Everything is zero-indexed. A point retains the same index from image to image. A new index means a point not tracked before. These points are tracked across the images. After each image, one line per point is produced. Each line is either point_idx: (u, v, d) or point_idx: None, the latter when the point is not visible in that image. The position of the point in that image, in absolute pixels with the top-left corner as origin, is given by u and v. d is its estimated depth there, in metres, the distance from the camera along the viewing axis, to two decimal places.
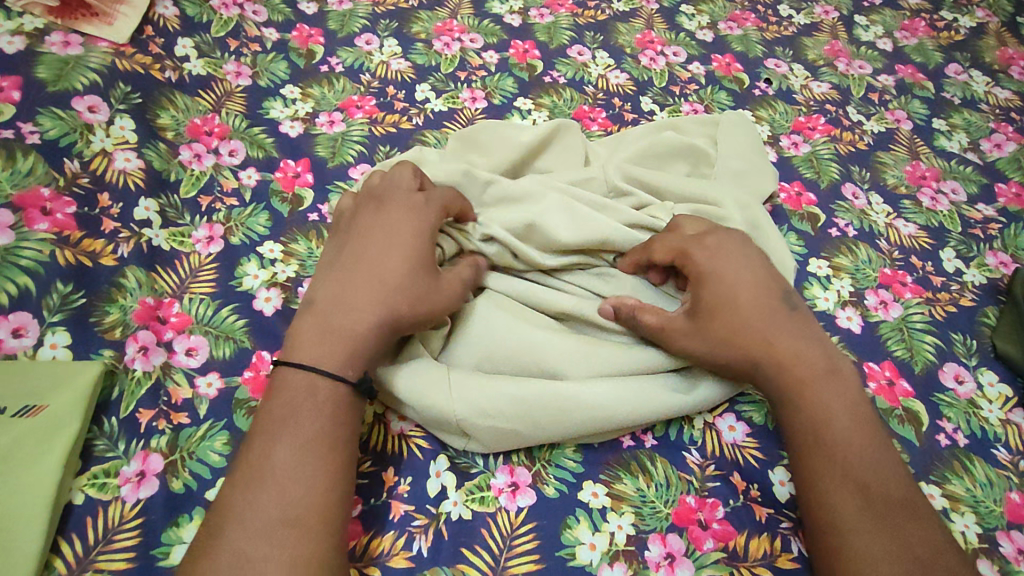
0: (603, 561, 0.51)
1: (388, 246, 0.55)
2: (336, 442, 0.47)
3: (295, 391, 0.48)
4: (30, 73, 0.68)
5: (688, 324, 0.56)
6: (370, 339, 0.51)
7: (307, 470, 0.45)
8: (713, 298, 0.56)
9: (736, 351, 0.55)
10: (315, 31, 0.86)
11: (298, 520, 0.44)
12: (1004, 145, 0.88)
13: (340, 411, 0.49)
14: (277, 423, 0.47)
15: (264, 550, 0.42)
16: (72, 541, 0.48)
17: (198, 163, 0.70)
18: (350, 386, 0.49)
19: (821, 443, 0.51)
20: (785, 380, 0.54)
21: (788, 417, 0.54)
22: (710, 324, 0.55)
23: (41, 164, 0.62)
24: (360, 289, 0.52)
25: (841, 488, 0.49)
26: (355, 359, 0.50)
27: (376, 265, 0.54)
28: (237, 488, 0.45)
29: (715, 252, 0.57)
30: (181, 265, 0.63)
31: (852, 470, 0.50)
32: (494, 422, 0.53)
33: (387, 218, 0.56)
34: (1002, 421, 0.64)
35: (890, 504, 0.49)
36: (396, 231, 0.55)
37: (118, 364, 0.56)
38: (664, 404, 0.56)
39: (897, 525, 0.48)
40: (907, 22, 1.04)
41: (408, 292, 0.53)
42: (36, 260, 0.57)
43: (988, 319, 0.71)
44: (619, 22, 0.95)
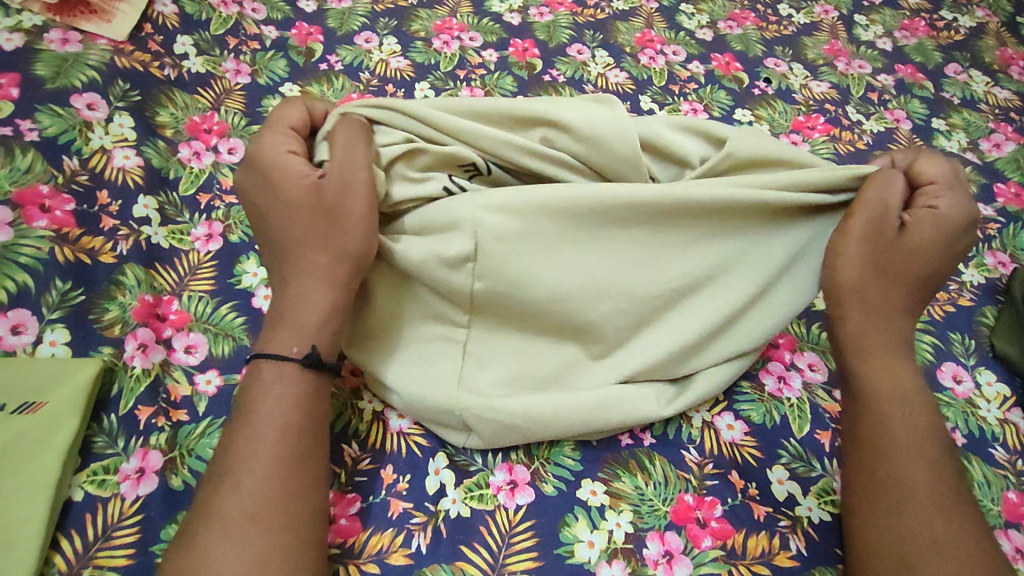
0: (602, 559, 0.51)
1: (283, 225, 0.53)
2: (293, 430, 0.47)
3: (253, 378, 0.49)
4: (29, 71, 0.68)
5: (887, 235, 0.56)
6: (312, 301, 0.51)
7: (258, 459, 0.45)
8: (926, 243, 0.55)
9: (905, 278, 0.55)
10: (314, 29, 0.86)
11: (259, 514, 0.43)
12: (1003, 145, 0.88)
13: (292, 397, 0.48)
14: (239, 417, 0.48)
15: (223, 544, 0.42)
16: (72, 537, 0.48)
17: (197, 161, 0.70)
18: (293, 362, 0.49)
19: (903, 408, 0.52)
20: (889, 340, 0.55)
21: (872, 372, 0.54)
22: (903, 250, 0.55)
23: (40, 161, 0.62)
24: (293, 266, 0.52)
25: (913, 460, 0.49)
26: (299, 334, 0.50)
27: (281, 244, 0.53)
28: (206, 484, 0.45)
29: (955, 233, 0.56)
30: (180, 262, 0.63)
31: (923, 443, 0.50)
32: (495, 415, 0.53)
33: (257, 196, 0.55)
34: (1000, 420, 0.64)
35: (955, 487, 0.49)
36: (273, 209, 0.54)
37: (117, 361, 0.56)
38: (646, 402, 0.56)
39: (955, 514, 0.47)
40: (906, 22, 1.04)
41: (316, 243, 0.52)
42: (34, 257, 0.57)
43: (986, 319, 0.71)
44: (618, 21, 0.95)
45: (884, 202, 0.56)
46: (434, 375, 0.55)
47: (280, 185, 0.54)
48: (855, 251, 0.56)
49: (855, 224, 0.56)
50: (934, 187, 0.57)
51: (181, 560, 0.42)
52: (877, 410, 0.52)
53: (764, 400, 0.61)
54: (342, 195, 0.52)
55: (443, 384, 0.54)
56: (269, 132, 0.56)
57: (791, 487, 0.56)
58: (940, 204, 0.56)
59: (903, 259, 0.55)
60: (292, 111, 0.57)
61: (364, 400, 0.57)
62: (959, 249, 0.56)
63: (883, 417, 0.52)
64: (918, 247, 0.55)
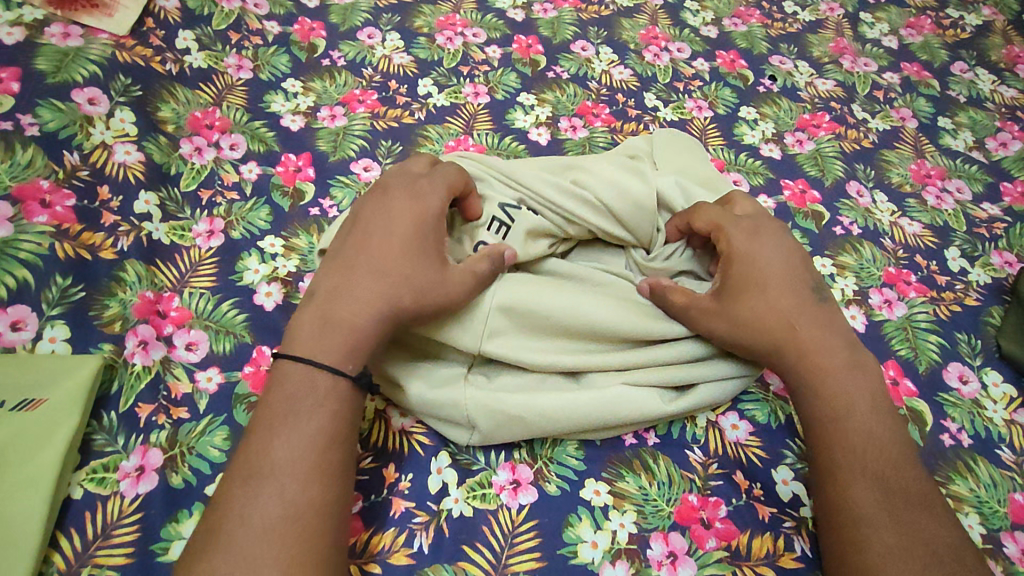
0: (605, 559, 0.51)
1: (384, 250, 0.52)
2: (338, 436, 0.47)
3: (295, 384, 0.48)
4: (29, 65, 0.67)
5: (709, 302, 0.56)
6: (374, 332, 0.50)
7: (306, 465, 0.45)
8: (739, 285, 0.56)
9: (752, 335, 0.54)
10: (317, 24, 0.85)
11: (297, 518, 0.43)
12: (1010, 144, 0.87)
13: (341, 407, 0.48)
14: (278, 416, 0.46)
15: (263, 547, 0.42)
16: (71, 535, 0.48)
17: (199, 157, 0.70)
18: (349, 379, 0.49)
19: (840, 430, 0.51)
20: (805, 368, 0.53)
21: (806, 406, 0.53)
22: (732, 304, 0.55)
23: (40, 156, 0.62)
24: (367, 286, 0.51)
25: (860, 480, 0.49)
26: (357, 353, 0.49)
27: (374, 261, 0.52)
28: (237, 484, 0.44)
29: (750, 232, 0.57)
30: (181, 259, 0.63)
31: (868, 461, 0.50)
32: (498, 407, 0.53)
33: (388, 212, 0.54)
34: (1006, 421, 0.64)
35: (910, 497, 0.48)
36: (391, 234, 0.53)
37: (118, 358, 0.55)
38: (653, 400, 0.55)
39: (916, 525, 0.47)
40: (912, 20, 1.03)
41: (407, 283, 0.51)
42: (34, 253, 0.57)
43: (993, 319, 0.70)
44: (623, 17, 0.94)
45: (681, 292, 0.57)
46: (442, 380, 0.55)
47: (413, 223, 0.53)
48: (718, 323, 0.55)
49: (687, 320, 0.56)
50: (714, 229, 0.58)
51: (213, 563, 0.41)
52: (820, 436, 0.52)
53: (769, 400, 0.61)
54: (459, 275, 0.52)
55: (452, 386, 0.54)
56: (433, 178, 0.56)
57: (796, 487, 0.56)
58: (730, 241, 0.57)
59: (748, 297, 0.55)
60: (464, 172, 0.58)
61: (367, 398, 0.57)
62: (769, 256, 0.57)
63: (822, 443, 0.52)
64: (744, 283, 0.56)
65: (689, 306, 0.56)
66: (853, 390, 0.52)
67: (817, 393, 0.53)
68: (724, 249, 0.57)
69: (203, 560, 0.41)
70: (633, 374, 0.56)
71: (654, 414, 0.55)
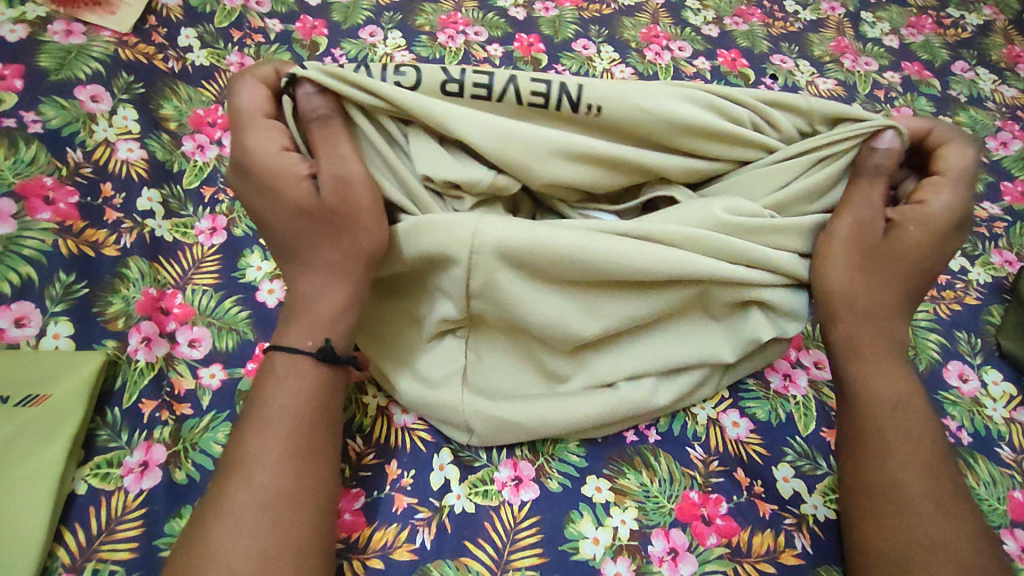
0: (607, 555, 0.51)
1: (282, 226, 0.52)
2: (307, 421, 0.47)
3: (272, 369, 0.49)
4: (32, 63, 0.67)
5: (880, 236, 0.56)
6: (330, 301, 0.51)
7: (273, 452, 0.45)
8: (914, 246, 0.55)
9: (874, 292, 0.55)
10: (319, 22, 0.85)
11: (272, 507, 0.43)
12: (1010, 143, 0.88)
13: (309, 390, 0.48)
14: (252, 406, 0.47)
15: (234, 537, 0.42)
16: (75, 530, 0.48)
17: (201, 154, 0.70)
18: (307, 355, 0.49)
19: (902, 417, 0.51)
20: (880, 342, 0.54)
21: (856, 385, 0.53)
22: (887, 257, 0.56)
23: (44, 153, 0.62)
24: (305, 269, 0.52)
25: (909, 468, 0.49)
26: (314, 329, 0.50)
27: (289, 247, 0.53)
28: (218, 478, 0.45)
29: (959, 222, 0.56)
30: (184, 256, 0.63)
31: (919, 448, 0.50)
32: (497, 413, 0.53)
33: (247, 198, 0.53)
34: (1005, 419, 0.64)
35: (948, 487, 0.49)
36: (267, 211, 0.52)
37: (121, 354, 0.55)
38: (642, 392, 0.55)
39: (956, 514, 0.48)
40: (914, 19, 1.03)
41: (330, 240, 0.51)
42: (38, 250, 0.57)
43: (993, 318, 0.70)
44: (624, 16, 0.94)
45: (867, 198, 0.56)
46: (440, 376, 0.55)
47: (276, 188, 0.51)
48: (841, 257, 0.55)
49: (845, 222, 0.56)
50: (938, 179, 0.57)
51: (190, 556, 0.41)
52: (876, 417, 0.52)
53: (769, 397, 0.61)
54: (342, 192, 0.51)
55: (449, 387, 0.54)
56: (241, 127, 0.53)
57: (797, 485, 0.56)
58: (934, 199, 0.56)
59: (890, 260, 0.56)
60: (261, 99, 0.53)
61: (368, 395, 0.57)
62: (951, 248, 0.56)
63: (877, 424, 0.51)
64: (910, 250, 0.55)
65: (859, 218, 0.56)
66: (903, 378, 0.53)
67: (872, 376, 0.53)
68: (931, 206, 0.56)
69: (183, 556, 0.42)
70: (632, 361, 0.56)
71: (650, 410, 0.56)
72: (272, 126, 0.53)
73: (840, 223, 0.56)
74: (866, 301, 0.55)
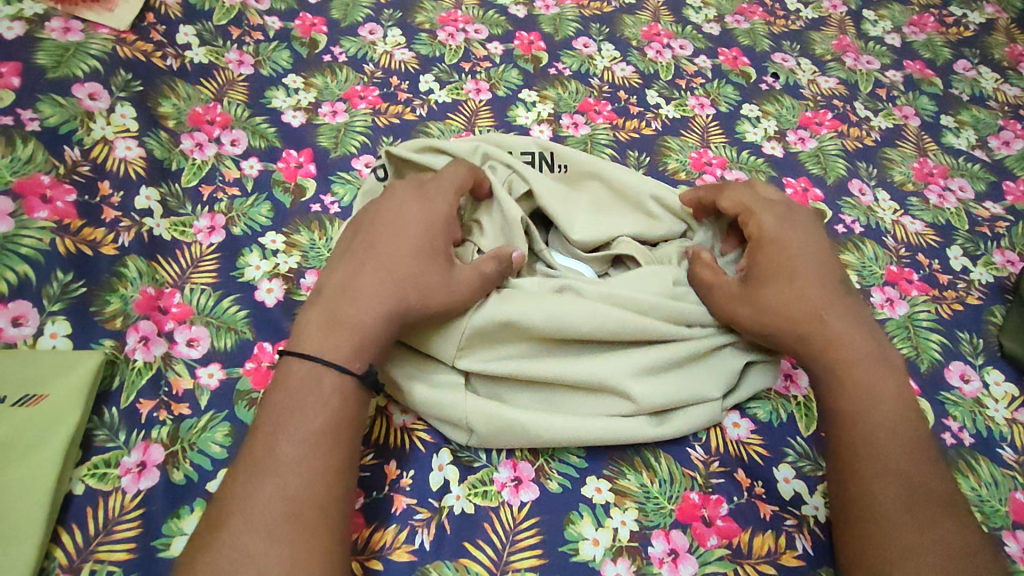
0: (607, 557, 0.51)
1: (398, 239, 0.53)
2: (342, 435, 0.47)
3: (301, 380, 0.48)
4: (29, 59, 0.67)
5: (738, 288, 0.57)
6: (379, 329, 0.50)
7: (310, 463, 0.45)
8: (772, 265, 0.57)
9: (777, 321, 0.55)
10: (318, 20, 0.85)
11: (300, 516, 0.43)
12: (1012, 142, 0.87)
13: (346, 404, 0.48)
14: (284, 414, 0.46)
15: (263, 545, 0.41)
16: (72, 530, 0.48)
17: (200, 152, 0.69)
18: (356, 378, 0.48)
19: (863, 428, 0.51)
20: (829, 360, 0.53)
21: (831, 398, 0.53)
22: (760, 287, 0.56)
23: (41, 151, 0.62)
24: (374, 277, 0.51)
25: (883, 478, 0.49)
26: (361, 351, 0.49)
27: (384, 257, 0.52)
28: (243, 480, 0.44)
29: (782, 220, 0.59)
30: (182, 255, 0.63)
31: (891, 457, 0.49)
32: (500, 418, 0.53)
33: (396, 210, 0.55)
34: (1007, 420, 0.64)
35: (931, 496, 0.48)
36: (403, 228, 0.54)
37: (119, 354, 0.55)
38: (639, 425, 0.55)
39: (936, 520, 0.47)
40: (915, 18, 1.03)
41: (425, 291, 0.51)
42: (35, 248, 0.57)
43: (995, 318, 0.70)
44: (625, 14, 0.94)
45: (710, 275, 0.59)
46: (443, 384, 0.55)
47: (433, 230, 0.54)
48: (741, 310, 0.56)
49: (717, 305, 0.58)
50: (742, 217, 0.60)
51: (215, 561, 0.41)
52: (845, 431, 0.51)
53: (770, 398, 0.61)
54: (466, 279, 0.54)
55: (454, 392, 0.54)
56: (443, 182, 0.58)
57: (798, 485, 0.56)
58: (759, 227, 0.59)
59: (776, 285, 0.56)
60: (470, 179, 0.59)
61: None
62: (806, 243, 0.58)
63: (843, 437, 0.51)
64: (771, 269, 0.56)
65: (717, 289, 0.58)
66: (882, 385, 0.52)
67: (843, 387, 0.53)
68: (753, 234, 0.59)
69: (203, 562, 0.41)
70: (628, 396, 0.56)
71: (640, 437, 0.55)
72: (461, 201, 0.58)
73: (715, 295, 0.58)
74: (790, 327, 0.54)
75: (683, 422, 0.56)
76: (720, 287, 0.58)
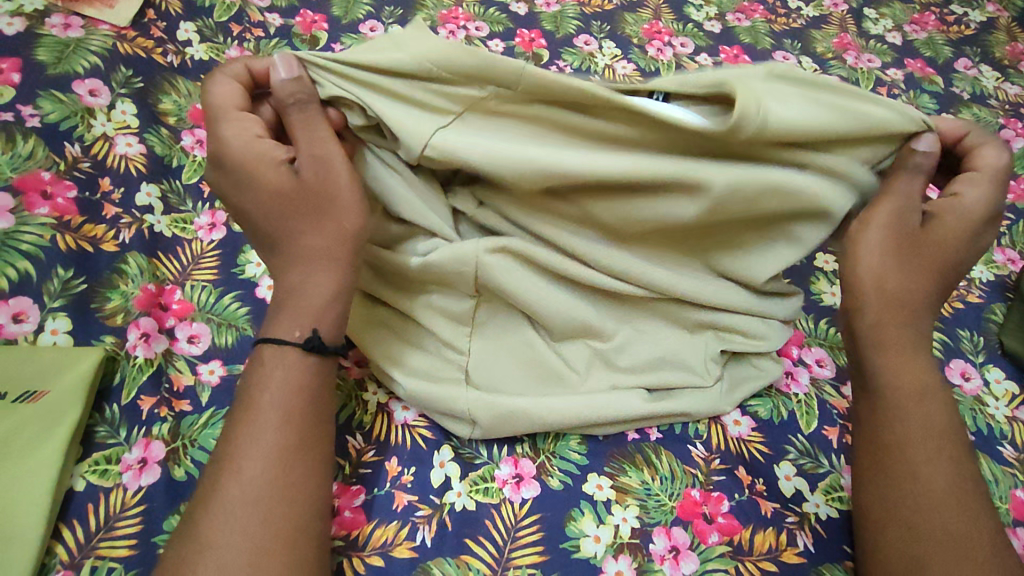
0: (608, 553, 0.51)
1: (260, 212, 0.50)
2: (294, 415, 0.46)
3: (252, 365, 0.48)
4: (30, 56, 0.67)
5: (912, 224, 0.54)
6: (326, 296, 0.50)
7: (262, 447, 0.44)
8: (945, 236, 0.54)
9: (898, 278, 0.53)
10: (319, 16, 0.85)
11: (261, 502, 0.43)
12: (1013, 141, 0.87)
13: (298, 383, 0.47)
14: (240, 404, 0.47)
15: (224, 533, 0.41)
16: (73, 527, 0.48)
17: (201, 149, 0.69)
18: (294, 346, 0.48)
19: (919, 406, 0.50)
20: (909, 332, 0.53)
21: (891, 369, 0.52)
22: (918, 240, 0.54)
23: (41, 148, 0.62)
24: (288, 258, 0.51)
25: (932, 460, 0.48)
26: (301, 320, 0.49)
27: (275, 234, 0.51)
28: (212, 471, 0.44)
29: (991, 218, 0.55)
30: (183, 252, 0.62)
31: (941, 439, 0.49)
32: (496, 404, 0.54)
33: (230, 193, 0.51)
34: (1008, 418, 0.64)
35: (969, 482, 0.48)
36: (251, 199, 0.50)
37: (120, 350, 0.55)
38: (632, 402, 0.56)
39: (971, 507, 0.47)
40: (917, 16, 1.03)
41: (314, 227, 0.50)
42: (36, 245, 0.57)
43: (995, 316, 0.70)
44: (626, 12, 0.94)
45: (904, 193, 0.53)
46: (439, 378, 0.55)
47: (255, 177, 0.50)
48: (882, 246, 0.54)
49: (877, 213, 0.54)
50: (973, 173, 0.55)
51: (182, 553, 0.41)
52: (899, 406, 0.51)
53: (772, 396, 0.61)
54: (325, 172, 0.49)
55: (452, 386, 0.54)
56: (215, 123, 0.51)
57: (799, 483, 0.56)
58: (969, 192, 0.54)
59: (923, 252, 0.54)
60: (229, 87, 0.51)
61: (369, 391, 0.57)
62: (980, 242, 0.55)
63: (898, 412, 0.51)
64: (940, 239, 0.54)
65: (899, 204, 0.53)
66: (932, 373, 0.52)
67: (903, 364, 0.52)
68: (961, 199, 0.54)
69: (173, 557, 0.41)
70: (620, 377, 0.57)
71: (636, 414, 0.56)
72: (250, 117, 0.51)
73: (889, 205, 0.53)
74: (898, 286, 0.53)
75: (679, 403, 0.57)
76: (901, 211, 0.53)
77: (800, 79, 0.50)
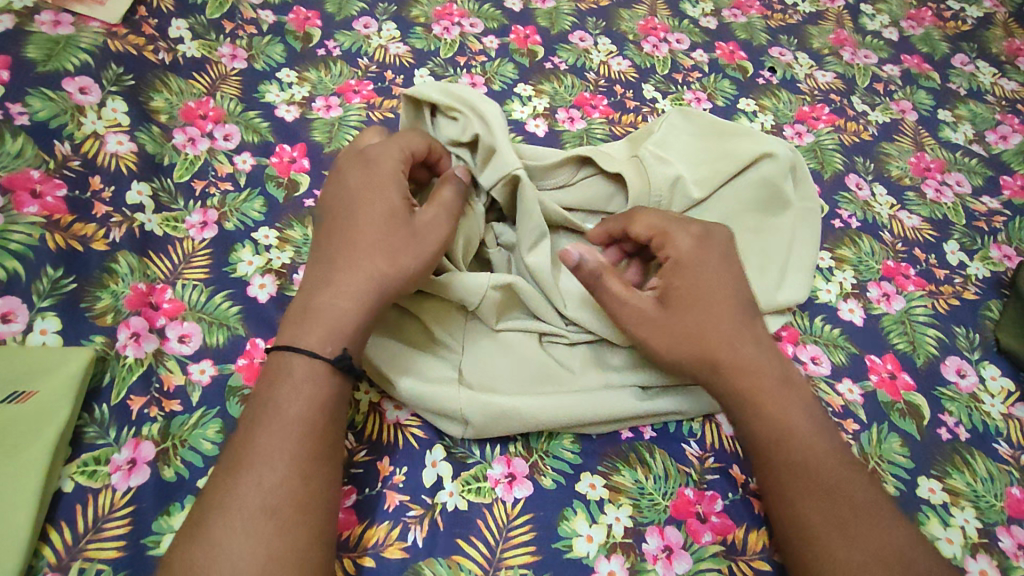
0: (600, 553, 0.51)
1: (357, 213, 0.53)
2: (318, 425, 0.46)
3: (273, 370, 0.48)
4: (19, 53, 0.66)
5: (654, 311, 0.54)
6: (353, 315, 0.49)
7: (283, 455, 0.44)
8: (687, 293, 0.54)
9: (697, 352, 0.53)
10: (313, 14, 0.84)
11: (276, 511, 0.42)
12: (1010, 137, 0.87)
13: (321, 395, 0.47)
14: (262, 407, 0.46)
15: (239, 542, 0.41)
16: (61, 528, 0.47)
17: (192, 147, 0.69)
18: (326, 362, 0.47)
19: (785, 448, 0.50)
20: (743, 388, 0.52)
21: (750, 424, 0.52)
22: (679, 314, 0.53)
23: (30, 146, 0.61)
24: (340, 264, 0.51)
25: (809, 501, 0.49)
26: (335, 335, 0.49)
27: (347, 234, 0.52)
28: (222, 477, 0.44)
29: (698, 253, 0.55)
30: (174, 250, 0.62)
31: (813, 478, 0.49)
32: (492, 403, 0.53)
33: (343, 183, 0.55)
34: (1003, 415, 0.63)
35: (858, 506, 0.49)
36: (359, 200, 0.53)
37: (110, 350, 0.55)
38: (626, 399, 0.56)
39: (862, 533, 0.47)
40: (913, 12, 1.02)
41: (386, 252, 0.51)
42: (25, 244, 0.56)
43: (991, 312, 0.70)
44: (622, 8, 0.93)
45: (620, 298, 0.54)
46: (433, 376, 0.55)
47: (380, 187, 0.53)
48: (655, 341, 0.53)
49: (629, 328, 0.54)
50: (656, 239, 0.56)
51: (192, 558, 0.41)
52: (768, 457, 0.51)
53: None
54: (431, 224, 0.52)
55: (445, 385, 0.54)
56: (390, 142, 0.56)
57: None
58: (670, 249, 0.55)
59: (688, 316, 0.53)
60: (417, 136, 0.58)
61: (361, 390, 0.56)
62: (715, 270, 0.55)
63: (767, 459, 0.51)
64: (687, 297, 0.54)
65: (628, 303, 0.54)
66: (788, 410, 0.52)
67: (758, 413, 0.52)
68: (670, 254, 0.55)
69: (182, 558, 0.41)
70: (614, 374, 0.57)
71: (631, 412, 0.55)
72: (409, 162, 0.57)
73: (625, 315, 0.54)
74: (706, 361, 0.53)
75: (675, 398, 0.57)
76: (627, 307, 0.54)
77: (701, 121, 0.66)
